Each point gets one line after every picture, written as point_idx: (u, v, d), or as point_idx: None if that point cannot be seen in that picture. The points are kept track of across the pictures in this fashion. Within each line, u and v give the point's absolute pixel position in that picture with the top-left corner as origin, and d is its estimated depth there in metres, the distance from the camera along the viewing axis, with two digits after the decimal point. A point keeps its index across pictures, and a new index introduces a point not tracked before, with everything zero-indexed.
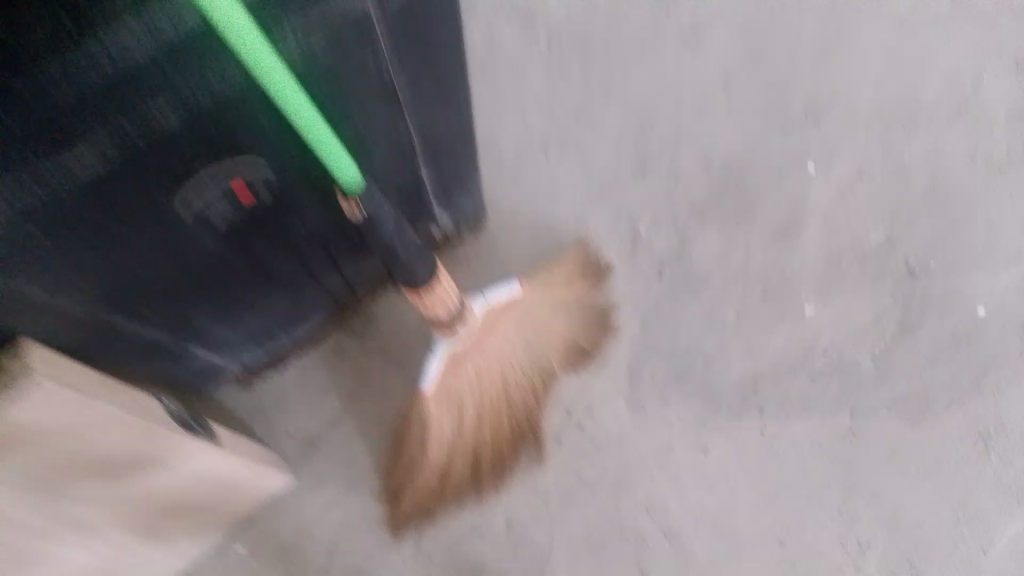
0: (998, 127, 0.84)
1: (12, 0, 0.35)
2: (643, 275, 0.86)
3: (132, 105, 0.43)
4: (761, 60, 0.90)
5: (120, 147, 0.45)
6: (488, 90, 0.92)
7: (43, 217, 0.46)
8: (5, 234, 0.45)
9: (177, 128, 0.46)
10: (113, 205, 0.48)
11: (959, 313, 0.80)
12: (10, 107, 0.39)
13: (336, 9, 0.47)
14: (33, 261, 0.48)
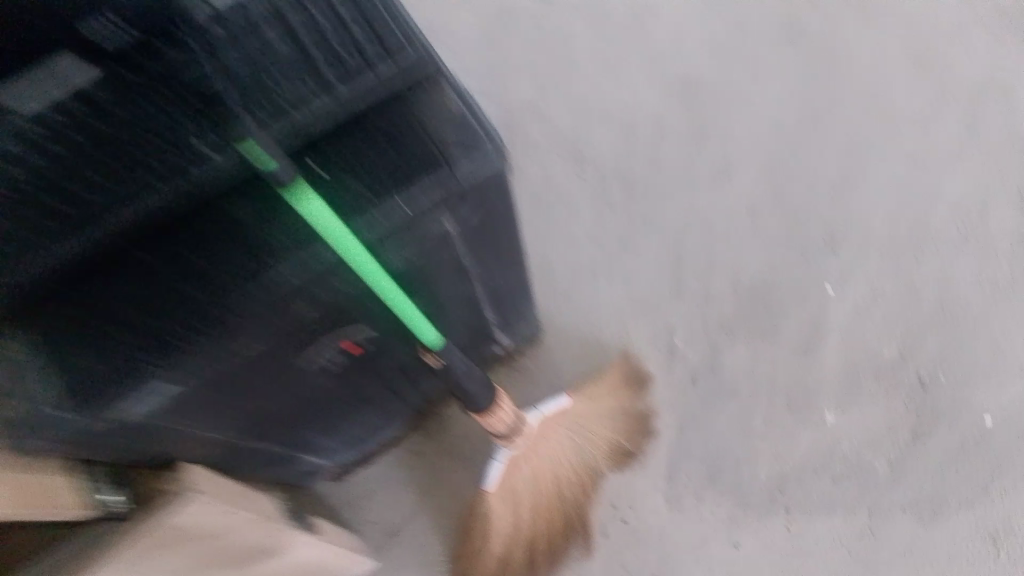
0: (1001, 253, 0.97)
1: (217, 255, 0.51)
2: (680, 382, 0.96)
3: (287, 311, 0.58)
4: (784, 193, 1.03)
5: (276, 336, 0.60)
6: (543, 220, 1.05)
7: (221, 387, 0.61)
8: (193, 403, 0.60)
9: (313, 318, 0.61)
10: (265, 374, 0.63)
11: (967, 422, 0.91)
12: (209, 320, 0.54)
13: (425, 231, 0.59)
14: (209, 417, 0.63)
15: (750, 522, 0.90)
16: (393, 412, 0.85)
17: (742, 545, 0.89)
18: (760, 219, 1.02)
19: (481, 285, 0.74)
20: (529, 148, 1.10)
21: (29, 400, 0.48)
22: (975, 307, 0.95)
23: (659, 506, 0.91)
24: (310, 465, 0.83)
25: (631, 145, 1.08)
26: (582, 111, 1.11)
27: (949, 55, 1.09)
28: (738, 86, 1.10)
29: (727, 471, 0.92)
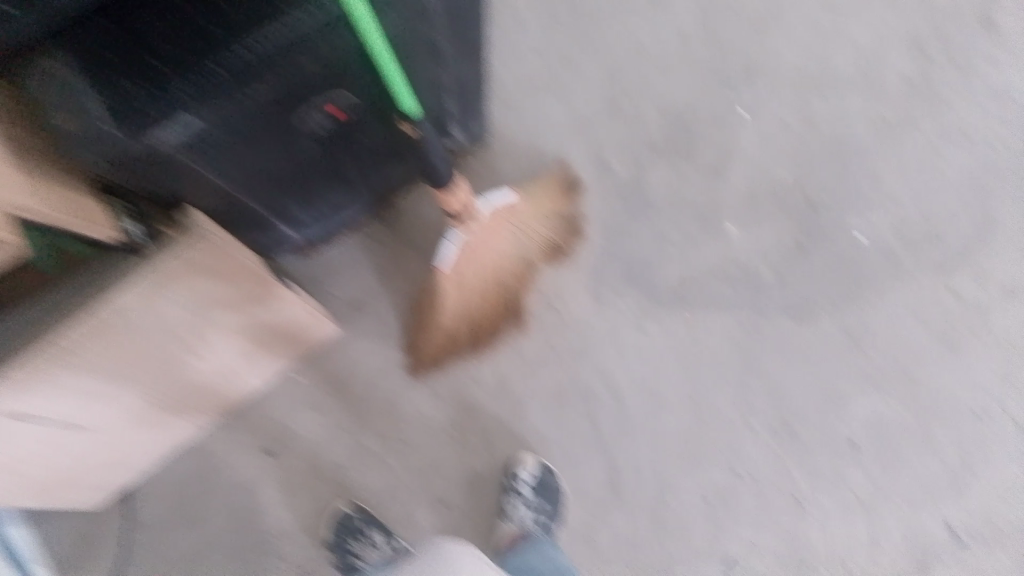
0: (889, 95, 1.12)
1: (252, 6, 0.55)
2: (608, 195, 1.09)
3: (293, 60, 0.61)
4: (711, 29, 1.14)
5: (281, 87, 0.64)
6: (495, 36, 1.14)
7: (227, 129, 0.66)
8: (205, 139, 0.65)
9: (314, 73, 0.64)
10: (268, 123, 0.68)
11: (842, 241, 1.08)
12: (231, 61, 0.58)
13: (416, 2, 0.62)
14: (217, 157, 0.69)
15: (658, 314, 1.07)
16: (358, 197, 0.95)
17: (649, 333, 1.06)
18: (690, 50, 1.13)
19: (449, 75, 0.80)
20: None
21: (88, 117, 0.57)
22: (864, 144, 1.10)
23: (584, 297, 1.07)
24: (284, 236, 0.93)
25: None
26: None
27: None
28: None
29: (643, 273, 1.07)
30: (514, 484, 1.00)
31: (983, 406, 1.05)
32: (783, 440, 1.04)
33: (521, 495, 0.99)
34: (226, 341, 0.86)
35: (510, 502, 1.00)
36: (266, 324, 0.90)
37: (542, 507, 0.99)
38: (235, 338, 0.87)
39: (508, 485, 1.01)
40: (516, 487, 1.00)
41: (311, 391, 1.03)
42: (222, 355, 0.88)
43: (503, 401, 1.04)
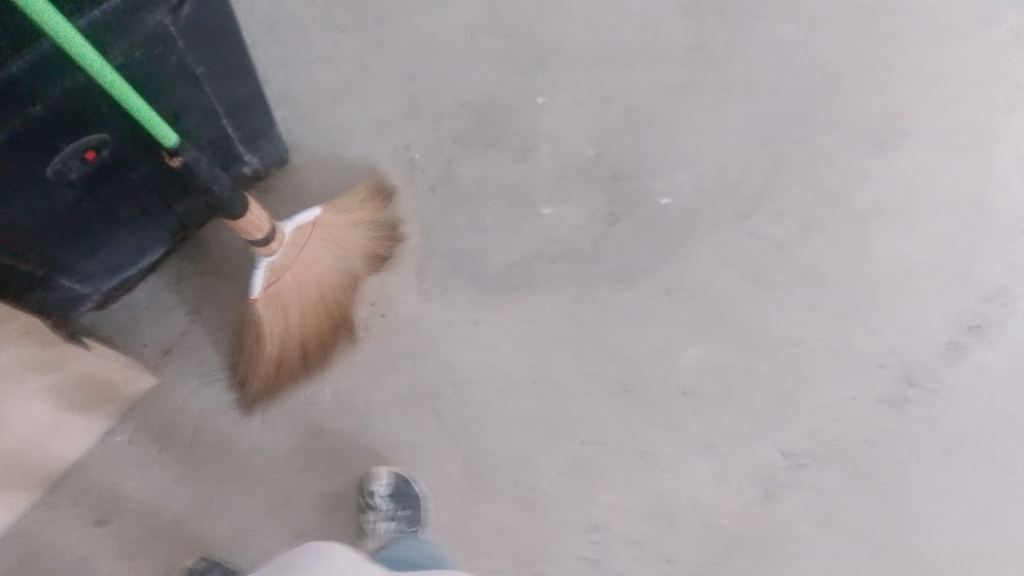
0: (673, 60, 1.17)
1: None
2: (421, 194, 1.09)
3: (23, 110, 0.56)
4: (497, 17, 1.14)
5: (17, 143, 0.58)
6: (275, 48, 1.09)
7: None
8: None
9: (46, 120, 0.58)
10: (16, 182, 0.63)
11: (650, 204, 1.13)
12: None
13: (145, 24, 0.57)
14: None
15: (488, 303, 1.08)
16: (150, 238, 0.90)
17: (481, 322, 1.07)
18: (478, 39, 1.13)
19: (222, 98, 0.76)
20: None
21: None
22: (656, 109, 1.15)
23: (412, 299, 1.07)
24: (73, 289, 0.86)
25: None
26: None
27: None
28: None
29: (466, 265, 1.08)
30: (373, 501, 0.98)
31: (797, 334, 1.13)
32: (621, 401, 1.08)
33: (382, 510, 0.97)
34: (31, 407, 0.81)
35: (373, 519, 0.98)
36: (71, 382, 0.85)
37: (405, 519, 0.98)
38: (38, 407, 0.82)
39: (368, 502, 0.99)
40: (376, 503, 0.98)
41: (133, 447, 0.98)
42: (28, 428, 0.83)
43: (345, 418, 1.02)
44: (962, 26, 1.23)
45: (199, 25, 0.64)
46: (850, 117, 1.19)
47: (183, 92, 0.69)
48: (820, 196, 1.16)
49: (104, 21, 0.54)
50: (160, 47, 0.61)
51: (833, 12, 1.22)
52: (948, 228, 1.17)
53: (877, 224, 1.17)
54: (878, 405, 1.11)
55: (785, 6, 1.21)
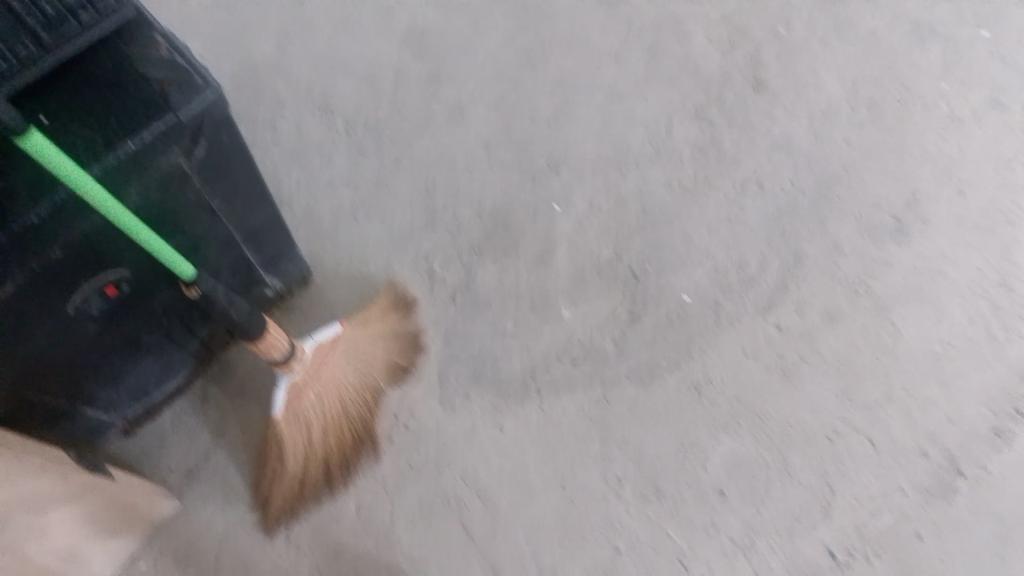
0: (684, 159, 1.18)
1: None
2: (441, 303, 1.10)
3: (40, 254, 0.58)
4: (510, 128, 1.17)
5: (35, 285, 0.60)
6: (299, 171, 1.13)
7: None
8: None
9: (63, 261, 0.60)
10: (37, 324, 0.65)
11: (669, 300, 1.13)
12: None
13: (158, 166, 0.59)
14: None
15: (511, 407, 1.07)
16: (174, 362, 0.92)
17: (505, 428, 1.06)
18: (492, 152, 1.16)
19: (239, 227, 0.78)
20: (276, 103, 1.16)
21: None
22: (670, 208, 1.16)
23: (434, 408, 1.06)
24: (99, 415, 0.88)
25: (373, 94, 1.17)
26: (323, 64, 1.18)
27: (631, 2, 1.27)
28: (459, 34, 1.21)
29: (487, 370, 1.08)
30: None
31: (829, 427, 1.09)
32: (652, 505, 1.04)
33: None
34: (64, 509, 0.80)
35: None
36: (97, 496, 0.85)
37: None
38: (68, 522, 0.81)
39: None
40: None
41: (156, 569, 0.98)
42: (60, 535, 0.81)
43: (369, 534, 1.01)
44: (974, 110, 1.23)
45: (216, 167, 0.66)
46: (867, 205, 1.18)
47: (203, 227, 0.71)
48: (841, 284, 1.15)
49: (116, 167, 0.57)
50: (175, 185, 0.63)
51: (842, 105, 1.23)
52: (975, 312, 1.14)
53: (902, 309, 1.14)
54: (918, 496, 1.06)
55: (792, 103, 1.23)
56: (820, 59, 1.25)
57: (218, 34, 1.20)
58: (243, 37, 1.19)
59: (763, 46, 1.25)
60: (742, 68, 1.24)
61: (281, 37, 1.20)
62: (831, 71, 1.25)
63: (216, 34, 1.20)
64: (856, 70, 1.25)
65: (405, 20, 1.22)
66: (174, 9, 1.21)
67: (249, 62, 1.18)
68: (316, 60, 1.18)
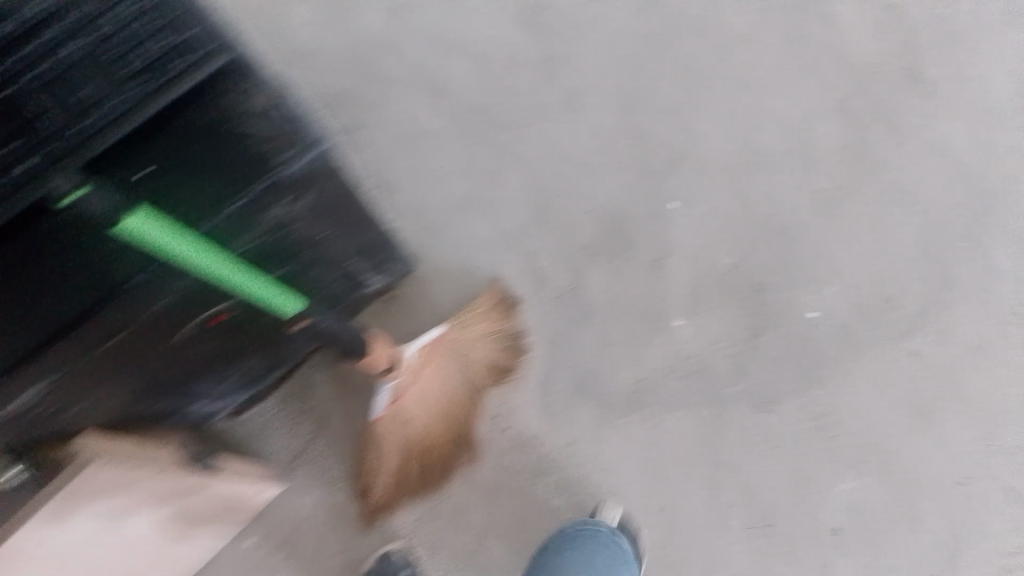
0: (824, 163, 1.06)
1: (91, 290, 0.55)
2: (546, 305, 1.05)
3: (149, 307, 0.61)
4: (629, 118, 1.07)
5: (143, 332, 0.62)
6: (404, 160, 1.06)
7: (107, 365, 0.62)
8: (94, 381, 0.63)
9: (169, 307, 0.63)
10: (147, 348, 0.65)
11: (796, 319, 1.04)
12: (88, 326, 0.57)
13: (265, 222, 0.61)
14: (109, 385, 0.66)
15: (614, 421, 1.03)
16: (281, 358, 0.91)
17: (607, 442, 1.03)
18: (610, 146, 1.07)
19: (347, 246, 0.74)
20: (382, 83, 1.07)
21: None
22: (802, 217, 1.05)
23: (534, 415, 1.03)
24: (207, 403, 0.89)
25: (487, 81, 1.07)
26: (433, 42, 1.08)
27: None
28: (580, 12, 1.09)
29: (591, 380, 1.04)
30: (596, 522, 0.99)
31: (965, 471, 1.02)
32: (761, 536, 1.02)
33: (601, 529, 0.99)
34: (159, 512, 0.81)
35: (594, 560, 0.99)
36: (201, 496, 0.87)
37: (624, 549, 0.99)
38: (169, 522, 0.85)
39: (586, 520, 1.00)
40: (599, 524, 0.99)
41: (261, 546, 1.02)
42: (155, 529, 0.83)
43: (465, 535, 1.02)
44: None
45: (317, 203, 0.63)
46: None
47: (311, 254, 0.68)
48: (995, 315, 1.04)
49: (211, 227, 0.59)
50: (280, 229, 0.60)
51: (1010, 106, 1.08)
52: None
53: None
54: None
55: (955, 100, 1.08)
56: (991, 53, 1.09)
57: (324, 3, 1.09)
58: (352, 9, 1.09)
59: (924, 34, 1.10)
60: (898, 57, 1.09)
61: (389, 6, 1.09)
62: (1005, 68, 1.09)
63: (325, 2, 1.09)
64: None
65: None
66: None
67: (355, 37, 1.08)
68: (428, 38, 1.08)
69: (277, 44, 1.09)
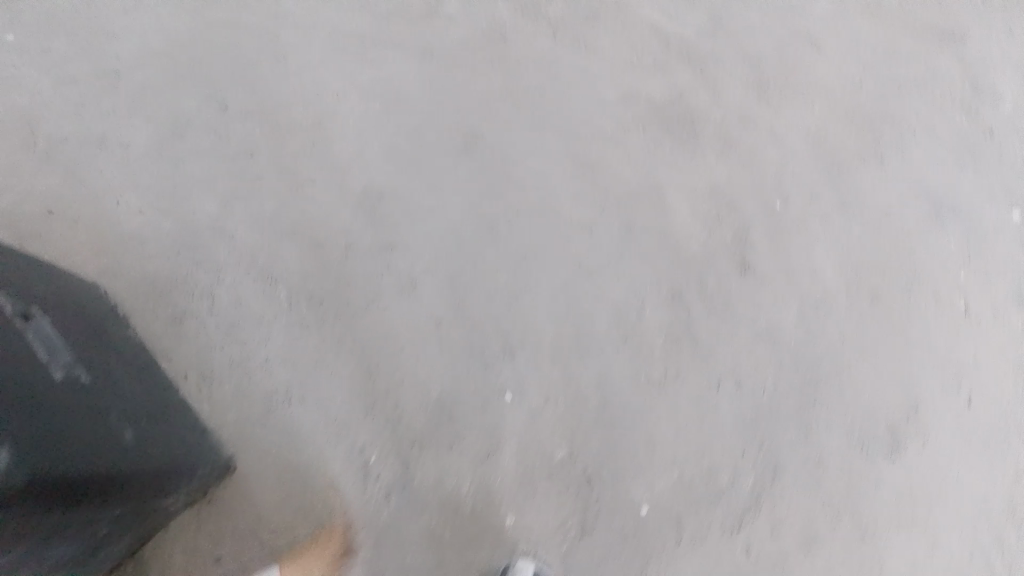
0: (655, 353, 1.09)
1: None
2: (373, 501, 1.02)
3: None
4: (463, 306, 1.09)
5: None
6: (232, 347, 1.05)
7: None
8: None
9: None
10: None
11: (626, 511, 1.04)
12: None
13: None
14: None
15: None
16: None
17: None
18: (444, 334, 1.08)
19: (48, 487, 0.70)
20: (212, 271, 1.07)
21: None
22: (631, 406, 1.07)
23: None
24: None
25: (320, 264, 1.08)
26: (267, 229, 1.09)
27: (610, 163, 1.14)
28: (415, 199, 1.11)
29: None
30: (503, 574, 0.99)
31: None
32: None
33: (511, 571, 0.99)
34: None
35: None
36: None
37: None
38: None
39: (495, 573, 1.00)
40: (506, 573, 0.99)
41: None
42: None
43: None
44: (977, 315, 1.13)
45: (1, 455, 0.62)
46: (862, 413, 1.08)
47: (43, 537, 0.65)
48: (825, 504, 1.06)
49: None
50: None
51: (839, 293, 1.12)
52: (963, 534, 1.06)
53: (889, 538, 1.05)
54: None
55: (785, 290, 1.12)
56: (818, 240, 1.14)
57: (156, 189, 1.08)
58: (185, 195, 1.08)
59: (754, 222, 1.14)
60: (728, 246, 1.13)
61: (223, 192, 1.09)
62: (832, 257, 1.13)
63: (158, 187, 1.08)
64: (855, 254, 1.13)
65: (359, 182, 1.11)
66: (106, 149, 1.08)
67: (186, 223, 1.08)
68: (262, 226, 1.09)
69: (102, 229, 1.06)
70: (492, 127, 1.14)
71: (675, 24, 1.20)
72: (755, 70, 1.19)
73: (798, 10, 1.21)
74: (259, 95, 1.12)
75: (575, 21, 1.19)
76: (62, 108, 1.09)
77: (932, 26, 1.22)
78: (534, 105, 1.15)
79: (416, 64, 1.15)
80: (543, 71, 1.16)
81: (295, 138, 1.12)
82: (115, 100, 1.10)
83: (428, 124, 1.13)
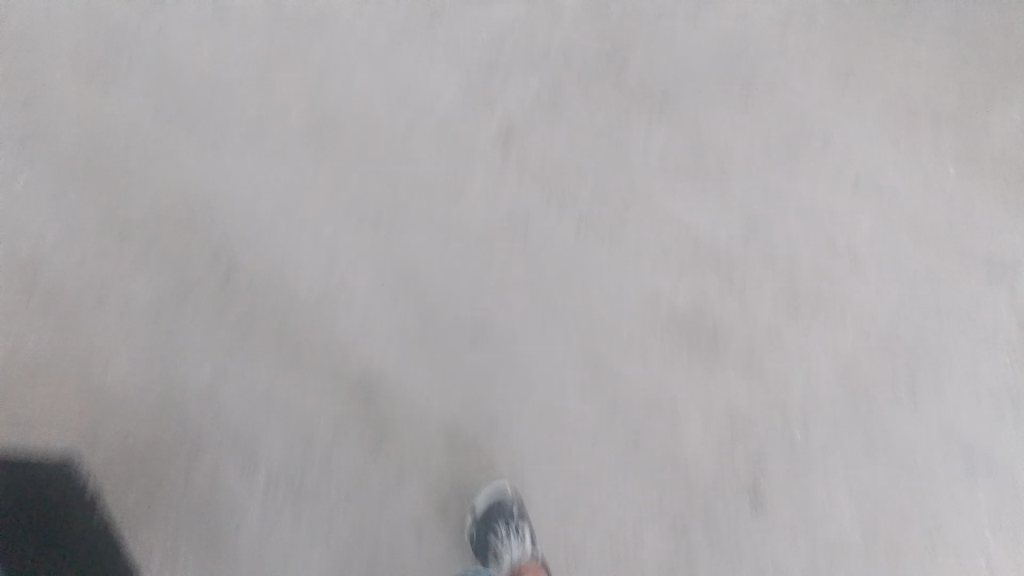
0: None
1: None
2: None
3: None
4: (449, 513, 1.04)
5: None
6: (199, 533, 1.01)
7: None
8: None
9: None
10: None
11: None
12: None
13: None
14: None
15: None
16: None
17: None
18: (424, 542, 1.03)
19: None
20: (191, 446, 1.03)
21: None
22: None
23: None
24: None
25: (303, 452, 1.03)
26: (254, 406, 1.04)
27: (625, 370, 1.09)
28: (414, 388, 1.07)
29: None
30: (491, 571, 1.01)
31: None
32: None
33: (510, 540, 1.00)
34: None
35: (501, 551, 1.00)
36: None
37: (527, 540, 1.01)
38: None
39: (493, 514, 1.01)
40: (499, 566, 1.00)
41: None
42: None
43: None
44: None
45: None
46: None
47: None
48: None
49: None
50: None
51: (854, 543, 1.06)
52: None
53: None
54: None
55: (795, 533, 1.06)
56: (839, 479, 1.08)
57: (143, 352, 1.05)
58: (174, 363, 1.05)
59: (771, 454, 1.08)
60: (740, 477, 1.07)
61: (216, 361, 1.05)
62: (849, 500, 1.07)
63: (148, 351, 1.05)
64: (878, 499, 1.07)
65: (358, 365, 1.07)
66: (103, 305, 1.06)
67: (172, 392, 1.04)
68: (251, 403, 1.04)
69: (84, 391, 1.03)
70: (505, 321, 1.10)
71: (709, 226, 1.15)
72: (790, 283, 1.13)
73: (841, 222, 1.16)
74: (269, 261, 1.09)
75: (605, 213, 1.14)
76: (60, 255, 1.06)
77: (984, 256, 1.16)
78: (550, 300, 1.11)
79: (434, 245, 1.11)
80: (565, 266, 1.12)
81: (301, 310, 1.07)
82: (119, 253, 1.07)
83: (438, 310, 1.09)
